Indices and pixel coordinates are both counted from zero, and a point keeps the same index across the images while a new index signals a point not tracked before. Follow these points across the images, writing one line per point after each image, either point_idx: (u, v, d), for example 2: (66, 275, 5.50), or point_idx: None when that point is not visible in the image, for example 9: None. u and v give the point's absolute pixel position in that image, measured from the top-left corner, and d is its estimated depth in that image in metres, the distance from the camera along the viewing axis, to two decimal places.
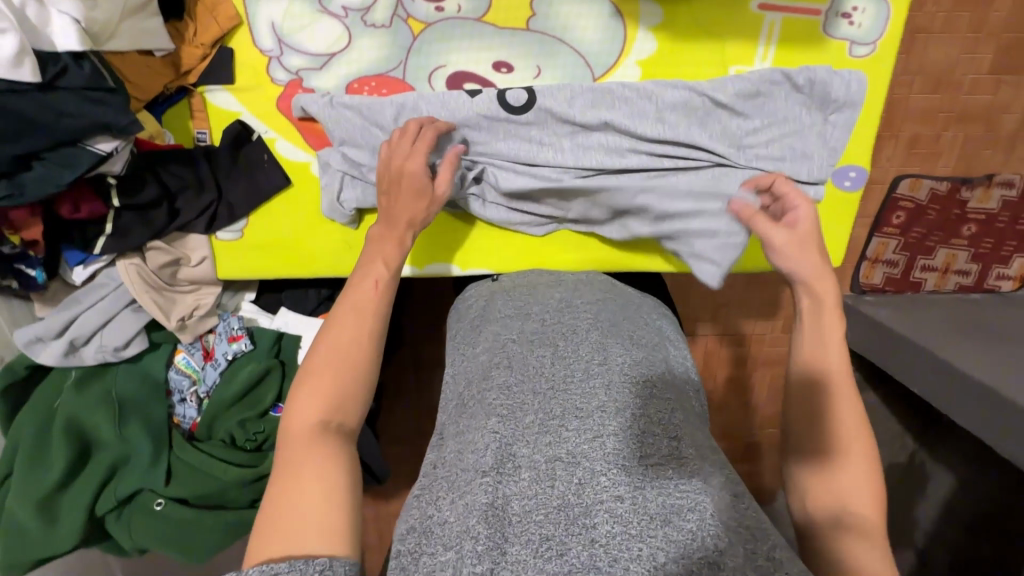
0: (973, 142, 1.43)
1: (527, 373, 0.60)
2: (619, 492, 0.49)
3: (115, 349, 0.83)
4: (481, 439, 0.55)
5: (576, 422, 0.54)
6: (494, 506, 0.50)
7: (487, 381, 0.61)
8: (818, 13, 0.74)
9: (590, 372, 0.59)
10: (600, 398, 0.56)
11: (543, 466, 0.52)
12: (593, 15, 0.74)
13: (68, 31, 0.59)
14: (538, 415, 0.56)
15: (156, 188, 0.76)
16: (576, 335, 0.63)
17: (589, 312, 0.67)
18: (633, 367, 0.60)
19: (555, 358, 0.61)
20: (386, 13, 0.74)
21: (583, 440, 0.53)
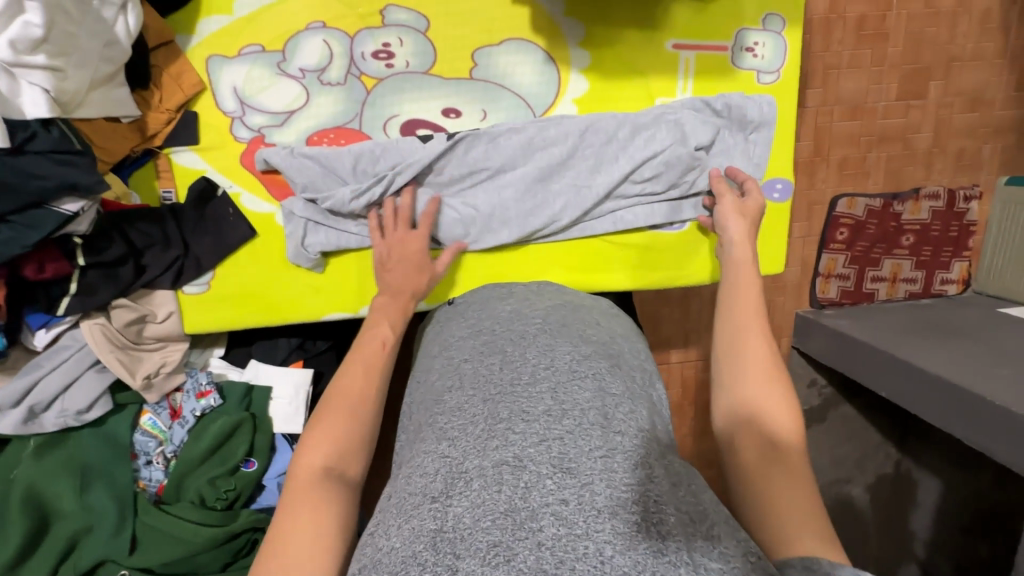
0: (897, 160, 1.57)
1: (478, 383, 0.63)
2: (565, 491, 0.49)
3: (77, 412, 0.82)
4: (431, 465, 0.55)
5: (522, 426, 0.56)
6: (443, 528, 0.48)
7: (440, 403, 0.63)
8: (726, 49, 0.84)
9: (536, 376, 0.62)
10: (546, 402, 0.58)
11: (491, 472, 0.51)
12: (528, 62, 0.83)
13: (39, 100, 0.63)
14: (487, 424, 0.57)
15: (122, 246, 0.78)
16: (522, 340, 0.68)
17: (536, 318, 0.73)
18: (581, 366, 0.64)
19: (503, 364, 0.65)
20: (341, 72, 0.81)
21: (529, 445, 0.53)
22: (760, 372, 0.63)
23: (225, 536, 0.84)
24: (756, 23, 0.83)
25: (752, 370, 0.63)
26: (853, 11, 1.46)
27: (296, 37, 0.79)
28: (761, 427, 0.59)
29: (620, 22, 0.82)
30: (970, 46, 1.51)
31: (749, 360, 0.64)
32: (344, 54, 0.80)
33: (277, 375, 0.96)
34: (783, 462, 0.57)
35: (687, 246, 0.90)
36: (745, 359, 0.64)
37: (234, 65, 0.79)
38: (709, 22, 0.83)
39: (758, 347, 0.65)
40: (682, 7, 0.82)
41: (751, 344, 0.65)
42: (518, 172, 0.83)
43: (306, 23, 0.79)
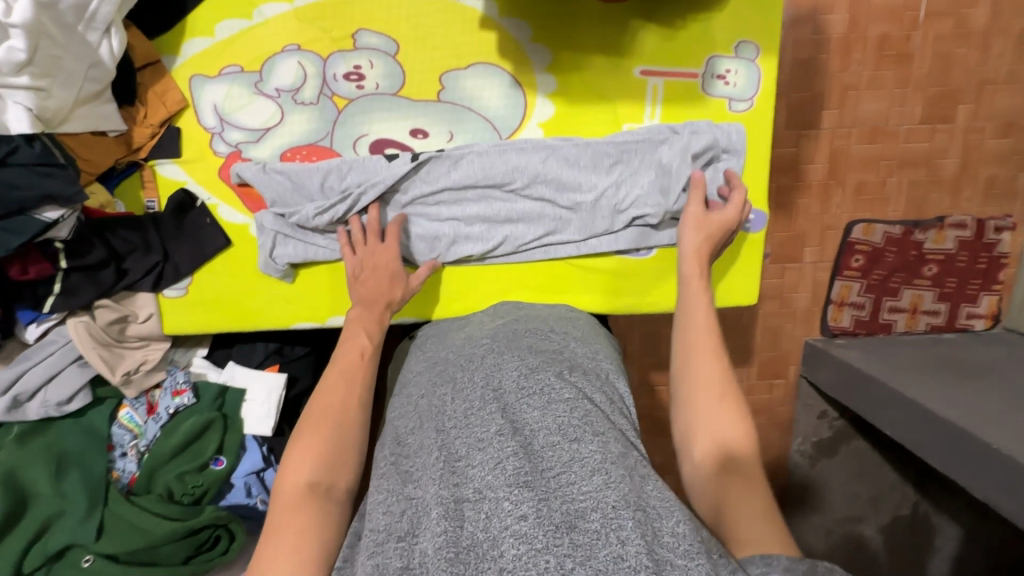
0: (920, 186, 1.49)
1: (433, 417, 0.64)
2: (523, 509, 0.50)
3: (59, 403, 0.87)
4: (396, 504, 0.56)
5: (478, 455, 0.56)
6: (410, 565, 0.50)
7: (404, 443, 0.64)
8: (697, 76, 0.82)
9: (485, 399, 0.62)
10: (497, 421, 0.59)
11: (451, 503, 0.52)
12: (495, 86, 0.84)
13: (22, 117, 0.69)
14: (444, 453, 0.58)
15: (102, 251, 0.83)
16: (470, 364, 0.69)
17: (484, 339, 0.73)
18: (529, 379, 0.64)
19: (454, 392, 0.66)
20: (313, 92, 0.84)
21: (485, 472, 0.54)
22: (709, 391, 0.62)
23: (186, 531, 0.89)
24: (728, 51, 0.82)
25: (704, 380, 0.63)
26: (873, 31, 1.40)
27: (273, 59, 0.83)
28: (715, 446, 0.59)
29: (587, 48, 0.82)
30: (1004, 68, 1.42)
31: (701, 371, 0.63)
32: (317, 75, 0.84)
33: (250, 377, 0.99)
34: (740, 473, 0.58)
35: (655, 273, 0.89)
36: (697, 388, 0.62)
37: (215, 84, 0.84)
38: (679, 49, 0.82)
39: (708, 372, 0.63)
40: (651, 34, 0.81)
41: (701, 372, 0.63)
42: (484, 198, 0.85)
43: (281, 45, 0.83)
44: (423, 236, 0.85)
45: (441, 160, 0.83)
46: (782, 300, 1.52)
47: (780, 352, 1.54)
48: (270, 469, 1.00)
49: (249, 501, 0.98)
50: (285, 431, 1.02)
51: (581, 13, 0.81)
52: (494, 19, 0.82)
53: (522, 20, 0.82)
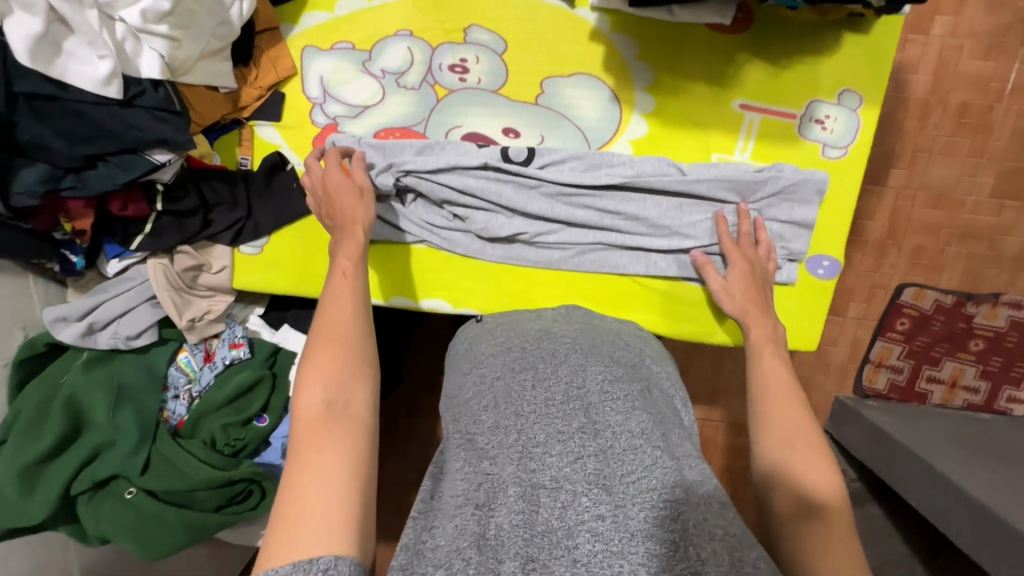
0: (979, 259, 1.47)
1: (510, 401, 0.64)
2: (601, 510, 0.53)
3: (127, 337, 0.91)
4: (470, 475, 0.59)
5: (559, 447, 0.57)
6: (485, 536, 0.53)
7: (477, 421, 0.65)
8: (794, 117, 0.83)
9: (568, 396, 0.63)
10: (578, 420, 0.60)
11: (529, 488, 0.55)
12: (593, 98, 0.85)
13: (154, 63, 0.71)
14: (523, 439, 0.59)
15: (194, 199, 0.86)
16: (553, 359, 0.69)
17: (567, 338, 0.73)
18: (613, 385, 0.65)
19: (535, 380, 0.66)
20: (417, 78, 0.87)
21: (565, 465, 0.56)
22: (790, 430, 0.62)
23: (222, 480, 0.90)
24: (830, 97, 0.82)
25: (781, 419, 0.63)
26: (955, 98, 1.39)
27: (384, 42, 0.86)
28: (799, 482, 0.57)
29: (689, 75, 0.83)
30: None
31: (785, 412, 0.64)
32: (423, 62, 0.86)
33: (304, 343, 1.02)
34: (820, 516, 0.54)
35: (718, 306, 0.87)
36: (781, 429, 0.63)
37: (325, 57, 0.87)
38: (782, 88, 0.82)
39: (793, 416, 0.63)
40: (756, 70, 0.82)
41: (786, 415, 0.63)
42: (567, 205, 0.84)
43: (394, 29, 0.86)
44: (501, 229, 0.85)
45: (532, 161, 0.84)
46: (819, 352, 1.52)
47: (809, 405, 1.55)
48: None
49: (283, 462, 0.99)
50: None
51: (691, 41, 0.83)
52: (604, 33, 0.83)
53: (632, 37, 0.83)
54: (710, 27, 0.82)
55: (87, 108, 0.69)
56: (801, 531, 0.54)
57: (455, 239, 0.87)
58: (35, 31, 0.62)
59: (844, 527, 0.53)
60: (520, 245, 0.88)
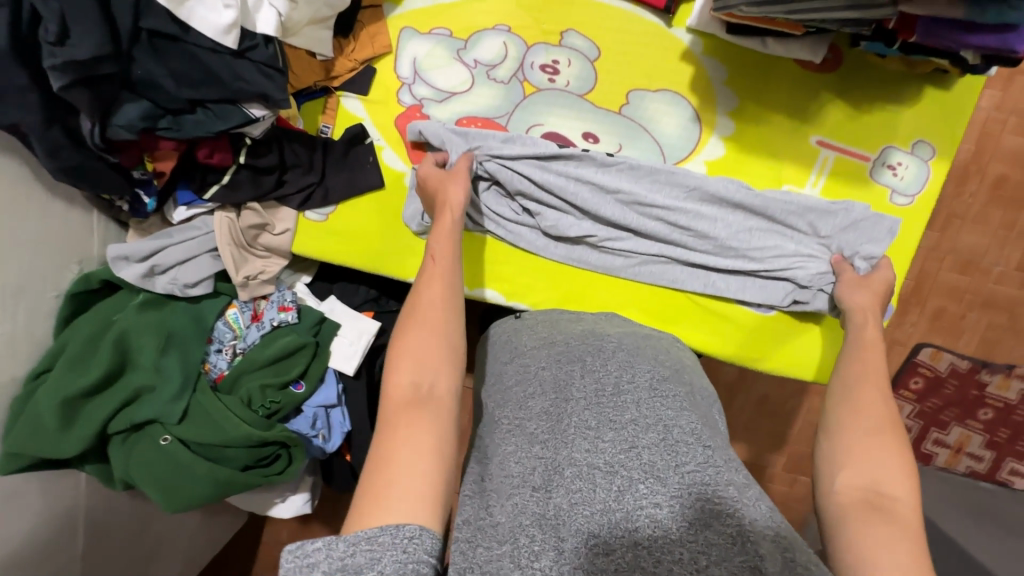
0: (999, 330, 1.49)
1: (560, 389, 0.63)
2: (658, 498, 0.51)
3: (184, 285, 0.91)
4: (523, 457, 0.58)
5: (611, 434, 0.57)
6: (546, 514, 0.52)
7: (525, 405, 0.64)
8: (867, 160, 0.86)
9: (618, 389, 0.62)
10: (631, 411, 0.59)
11: (584, 470, 0.54)
12: (675, 115, 0.88)
13: (271, 20, 0.73)
14: (574, 423, 0.59)
15: (275, 157, 0.88)
16: (602, 353, 0.67)
17: (613, 338, 0.71)
18: (661, 382, 0.63)
19: (584, 372, 0.64)
20: (507, 73, 0.89)
21: (618, 451, 0.55)
22: (865, 430, 0.61)
23: (257, 440, 0.90)
24: (904, 145, 0.85)
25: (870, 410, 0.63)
26: (994, 169, 1.43)
27: (481, 33, 0.90)
28: (861, 474, 0.57)
29: (771, 105, 0.87)
30: None
31: (868, 404, 0.64)
32: (516, 58, 0.89)
33: (348, 316, 1.03)
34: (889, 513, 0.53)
35: (771, 334, 0.88)
36: (860, 420, 0.62)
37: (422, 42, 0.90)
38: (859, 130, 0.85)
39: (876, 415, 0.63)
40: (836, 110, 0.86)
41: (870, 412, 0.63)
42: (639, 210, 0.85)
43: (493, 24, 0.89)
44: (569, 228, 0.86)
45: (610, 166, 0.86)
46: None
47: None
48: (337, 408, 1.01)
49: (311, 433, 0.98)
50: (362, 374, 1.05)
51: (778, 75, 0.87)
52: (696, 55, 0.87)
53: (721, 62, 0.87)
54: (797, 63, 0.86)
55: (201, 53, 0.71)
56: (857, 518, 0.53)
57: (521, 230, 0.88)
58: None
59: (913, 529, 0.52)
60: (584, 247, 0.89)
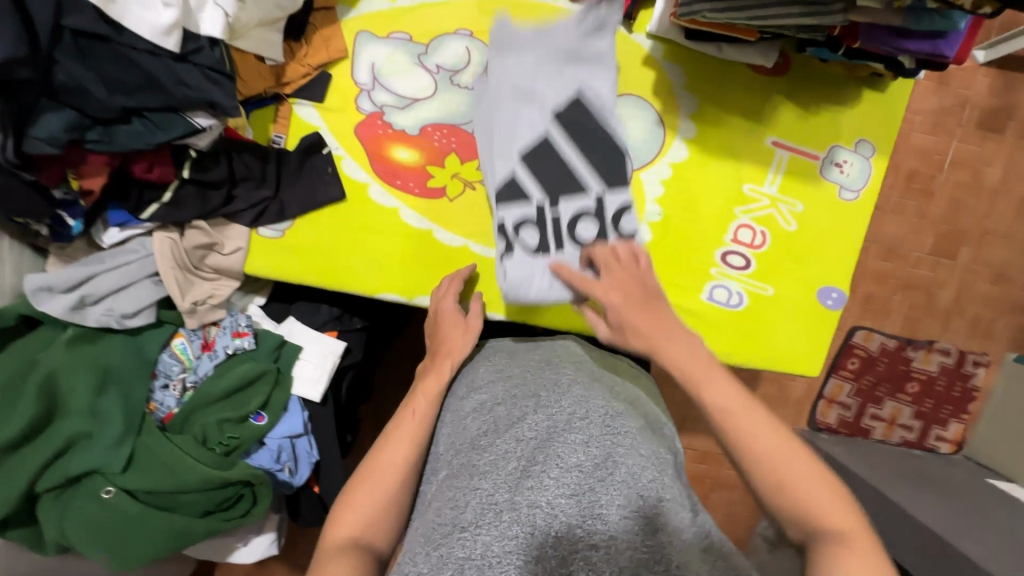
0: (918, 309, 1.63)
1: (511, 423, 0.59)
2: (595, 542, 0.48)
3: (121, 316, 0.82)
4: (462, 498, 0.53)
5: (557, 472, 0.52)
6: (471, 559, 0.48)
7: (471, 440, 0.60)
8: (817, 158, 0.91)
9: (568, 425, 0.57)
10: (580, 455, 0.54)
11: (524, 511, 0.50)
12: (640, 120, 0.89)
13: (217, 22, 0.67)
14: (520, 463, 0.54)
15: (224, 170, 0.81)
16: (557, 388, 0.63)
17: (569, 369, 0.68)
18: (615, 418, 0.59)
19: (536, 408, 0.60)
20: (471, 79, 0.87)
21: (561, 493, 0.51)
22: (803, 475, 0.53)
23: (218, 481, 0.82)
24: (849, 144, 0.91)
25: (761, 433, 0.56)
26: (906, 164, 1.57)
27: (443, 38, 0.87)
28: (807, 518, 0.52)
29: (729, 108, 0.90)
30: (1004, 224, 1.60)
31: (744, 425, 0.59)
32: (480, 64, 0.87)
33: (311, 338, 0.94)
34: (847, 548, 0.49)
35: (739, 326, 0.92)
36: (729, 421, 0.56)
37: (380, 47, 0.87)
38: (808, 130, 0.91)
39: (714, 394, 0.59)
40: (788, 111, 0.90)
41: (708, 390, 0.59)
42: (542, 175, 0.84)
43: (455, 28, 0.87)
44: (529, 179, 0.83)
45: (511, 52, 0.84)
46: (779, 385, 1.61)
47: None
48: (304, 437, 0.94)
49: (275, 467, 0.91)
50: (329, 399, 0.96)
51: (733, 77, 0.90)
52: (657, 60, 0.89)
53: (681, 67, 0.89)
54: (751, 68, 0.90)
55: (139, 57, 0.64)
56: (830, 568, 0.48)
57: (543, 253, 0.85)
58: None
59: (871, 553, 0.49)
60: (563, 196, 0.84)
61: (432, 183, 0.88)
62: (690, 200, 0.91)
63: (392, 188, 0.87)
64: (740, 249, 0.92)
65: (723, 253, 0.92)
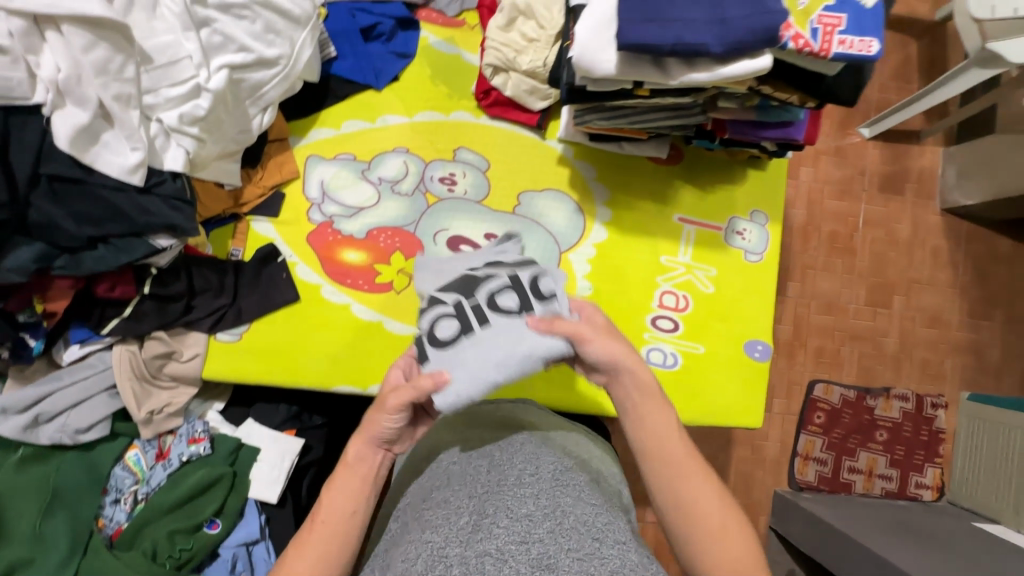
0: (868, 358, 1.70)
1: (466, 481, 0.63)
2: None
3: (76, 431, 0.84)
4: (414, 551, 0.55)
5: (507, 521, 0.55)
6: None
7: (428, 500, 0.63)
8: (720, 229, 1.04)
9: (520, 481, 0.61)
10: (530, 504, 0.57)
11: (472, 562, 0.52)
12: (562, 209, 1.02)
13: (179, 158, 0.77)
14: (472, 518, 0.56)
15: (183, 284, 0.88)
16: (510, 446, 0.67)
17: (523, 432, 0.72)
18: (564, 473, 0.63)
19: (490, 467, 0.64)
20: (410, 186, 1.00)
21: (510, 540, 0.53)
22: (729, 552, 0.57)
23: None
24: (745, 215, 1.04)
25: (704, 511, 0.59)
26: (825, 228, 1.73)
27: (383, 155, 1.00)
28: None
29: (638, 194, 1.04)
30: (925, 272, 1.74)
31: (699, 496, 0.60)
32: (417, 173, 1.00)
33: (269, 439, 0.95)
34: None
35: (678, 388, 0.98)
36: (672, 464, 0.61)
37: (328, 167, 0.99)
38: (708, 206, 1.04)
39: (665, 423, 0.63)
40: (687, 192, 1.04)
41: (658, 420, 0.63)
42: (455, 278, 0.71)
43: (393, 147, 1.01)
44: (445, 297, 0.70)
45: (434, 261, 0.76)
46: (752, 446, 1.63)
47: (751, 501, 1.61)
48: (261, 543, 0.92)
49: None
50: (287, 501, 0.95)
51: (637, 168, 1.04)
52: (570, 159, 1.03)
53: (591, 163, 1.04)
54: (651, 160, 1.05)
55: (107, 193, 0.73)
56: None
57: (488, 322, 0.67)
58: (80, 122, 0.68)
59: None
60: (493, 284, 0.70)
61: (380, 279, 0.96)
62: (616, 275, 1.01)
63: (343, 287, 0.95)
64: (668, 313, 1.01)
65: (653, 318, 1.00)
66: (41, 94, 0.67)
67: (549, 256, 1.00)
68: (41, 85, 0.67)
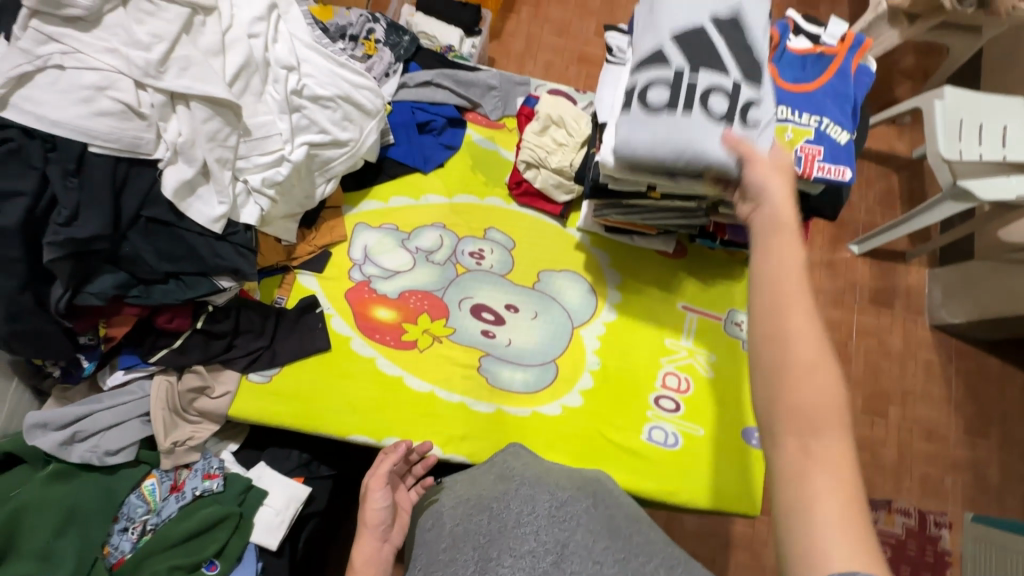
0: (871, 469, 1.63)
1: (467, 537, 0.65)
2: None
3: (105, 452, 0.88)
4: None
5: (511, 560, 0.58)
6: None
7: (435, 563, 0.65)
8: (719, 319, 1.13)
9: (520, 523, 0.63)
10: (531, 542, 0.60)
11: None
12: (577, 288, 1.13)
13: (253, 213, 0.90)
14: (478, 570, 0.59)
15: (230, 323, 0.96)
16: (504, 495, 0.69)
17: (517, 474, 0.76)
18: (561, 507, 0.65)
19: (489, 518, 0.66)
20: (443, 256, 1.12)
21: None
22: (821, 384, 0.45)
23: None
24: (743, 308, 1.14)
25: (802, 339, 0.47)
26: None
27: (421, 228, 1.14)
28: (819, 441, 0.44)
29: (646, 282, 1.15)
30: (919, 383, 1.71)
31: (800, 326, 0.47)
32: (450, 246, 1.13)
33: (280, 483, 0.96)
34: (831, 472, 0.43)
35: (676, 467, 1.01)
36: (787, 366, 0.46)
37: (373, 234, 1.12)
38: (709, 298, 1.14)
39: (804, 327, 0.47)
40: (690, 284, 1.15)
41: (796, 319, 0.47)
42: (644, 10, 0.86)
43: (432, 221, 1.14)
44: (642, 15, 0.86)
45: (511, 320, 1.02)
46: None
47: None
48: None
49: None
50: (285, 550, 0.95)
51: (646, 258, 1.16)
52: (586, 245, 1.16)
53: (605, 250, 1.16)
54: (659, 253, 1.17)
55: (190, 237, 0.85)
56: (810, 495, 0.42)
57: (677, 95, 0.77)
58: (185, 177, 0.81)
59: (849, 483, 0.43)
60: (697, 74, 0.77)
61: (406, 336, 1.05)
62: (622, 352, 1.09)
63: (371, 340, 1.04)
64: (670, 393, 1.07)
65: (656, 396, 1.07)
66: (161, 151, 0.80)
67: (562, 328, 1.09)
68: (163, 144, 0.80)
